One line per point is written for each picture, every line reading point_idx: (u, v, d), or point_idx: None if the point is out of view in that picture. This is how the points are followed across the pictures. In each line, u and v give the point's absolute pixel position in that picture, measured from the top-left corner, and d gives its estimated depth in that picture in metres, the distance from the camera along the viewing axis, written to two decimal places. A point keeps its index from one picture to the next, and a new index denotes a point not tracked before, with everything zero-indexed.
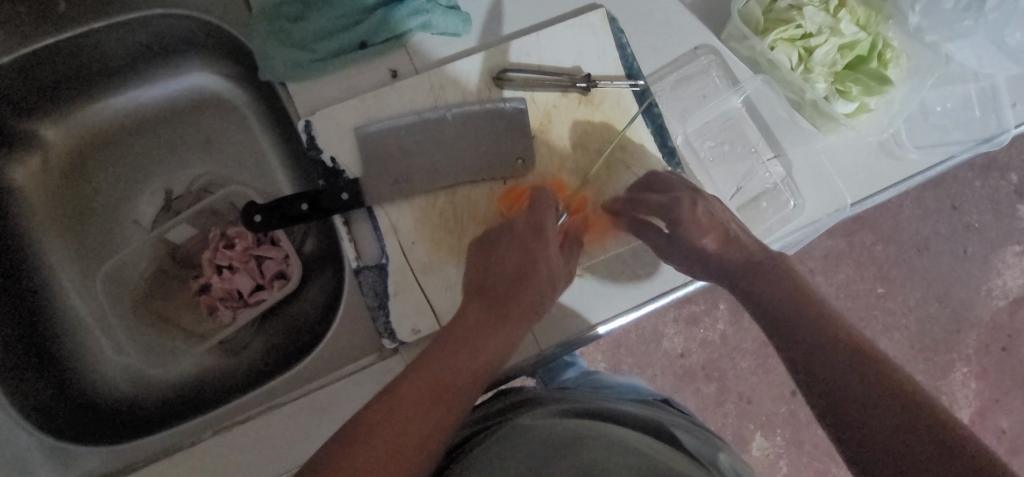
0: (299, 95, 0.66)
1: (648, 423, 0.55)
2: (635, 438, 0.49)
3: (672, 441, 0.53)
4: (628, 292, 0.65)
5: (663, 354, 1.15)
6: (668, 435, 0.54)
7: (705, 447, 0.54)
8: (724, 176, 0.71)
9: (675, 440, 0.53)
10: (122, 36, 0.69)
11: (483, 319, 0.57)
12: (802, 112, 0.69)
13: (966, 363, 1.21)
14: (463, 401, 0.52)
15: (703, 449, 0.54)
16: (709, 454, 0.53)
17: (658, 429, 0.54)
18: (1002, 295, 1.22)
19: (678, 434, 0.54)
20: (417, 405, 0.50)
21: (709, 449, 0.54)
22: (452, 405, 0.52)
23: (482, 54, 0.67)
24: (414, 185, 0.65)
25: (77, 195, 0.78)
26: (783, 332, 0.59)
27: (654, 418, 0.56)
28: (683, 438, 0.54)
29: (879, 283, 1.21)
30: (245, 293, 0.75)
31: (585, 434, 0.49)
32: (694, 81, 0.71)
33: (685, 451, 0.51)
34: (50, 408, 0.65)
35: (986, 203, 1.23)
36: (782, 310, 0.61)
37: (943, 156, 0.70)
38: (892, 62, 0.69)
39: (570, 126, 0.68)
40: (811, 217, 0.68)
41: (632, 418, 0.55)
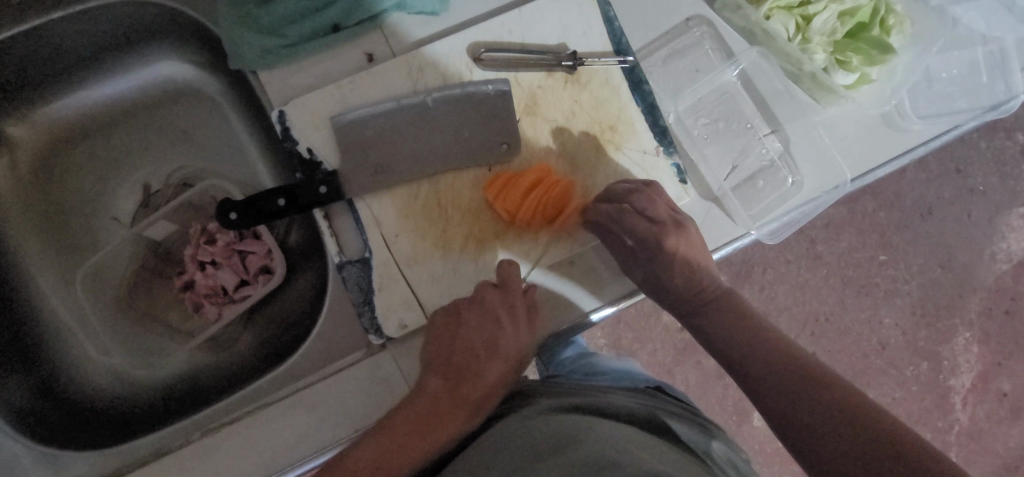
0: (271, 83, 0.63)
1: (643, 416, 0.52)
2: (627, 430, 0.46)
3: (667, 433, 0.51)
4: (616, 279, 0.64)
5: (663, 328, 1.13)
6: (663, 427, 0.51)
7: (699, 436, 0.52)
8: (719, 153, 0.67)
9: (670, 432, 0.51)
10: (83, 26, 0.66)
11: (460, 334, 0.57)
12: (800, 84, 0.66)
13: (968, 328, 1.19)
14: (453, 417, 0.55)
15: (697, 438, 0.51)
16: (703, 443, 0.51)
17: (653, 422, 0.52)
18: (1006, 259, 1.20)
19: (674, 424, 0.52)
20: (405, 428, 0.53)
21: (703, 437, 0.52)
22: (441, 424, 0.54)
23: (463, 33, 0.64)
24: (395, 175, 0.62)
25: (52, 193, 0.75)
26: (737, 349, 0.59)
27: (650, 408, 0.54)
28: (678, 428, 0.52)
29: (880, 250, 1.18)
30: (229, 289, 0.73)
31: (573, 428, 0.46)
32: (686, 55, 0.68)
33: (681, 445, 0.49)
34: (36, 413, 0.65)
35: (992, 165, 1.20)
36: (728, 333, 0.60)
37: (948, 126, 0.66)
38: (895, 28, 0.66)
39: (557, 107, 0.65)
40: (809, 195, 0.65)
41: (627, 411, 0.53)
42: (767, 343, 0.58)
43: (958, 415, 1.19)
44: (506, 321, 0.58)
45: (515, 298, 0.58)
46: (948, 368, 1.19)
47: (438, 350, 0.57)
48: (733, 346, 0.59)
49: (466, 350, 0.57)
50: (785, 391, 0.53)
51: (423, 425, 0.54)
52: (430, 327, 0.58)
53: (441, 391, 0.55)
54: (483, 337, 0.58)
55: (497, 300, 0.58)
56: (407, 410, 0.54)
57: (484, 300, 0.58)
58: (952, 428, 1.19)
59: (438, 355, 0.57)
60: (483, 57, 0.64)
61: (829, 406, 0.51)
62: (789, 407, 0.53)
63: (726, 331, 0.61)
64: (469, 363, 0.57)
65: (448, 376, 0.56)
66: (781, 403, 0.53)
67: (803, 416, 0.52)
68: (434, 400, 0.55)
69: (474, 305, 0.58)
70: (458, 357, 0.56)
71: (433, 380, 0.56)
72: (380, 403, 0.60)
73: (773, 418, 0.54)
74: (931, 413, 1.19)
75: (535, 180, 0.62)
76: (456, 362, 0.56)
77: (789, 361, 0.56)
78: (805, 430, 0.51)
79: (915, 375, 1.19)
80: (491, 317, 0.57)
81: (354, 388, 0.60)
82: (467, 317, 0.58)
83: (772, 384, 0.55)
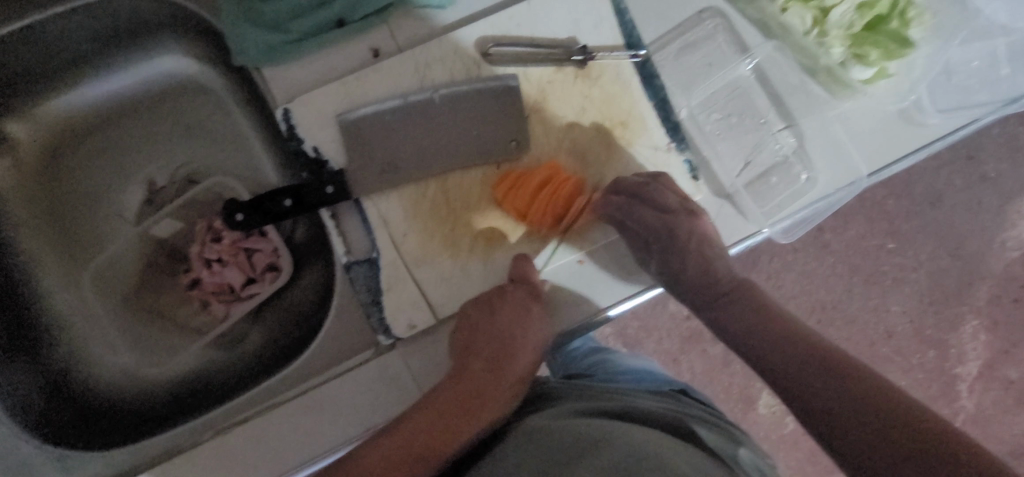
0: (275, 80, 0.62)
1: (667, 420, 0.52)
2: (653, 435, 0.46)
3: (692, 438, 0.50)
4: (631, 279, 0.63)
5: (669, 317, 1.13)
6: (687, 432, 0.51)
7: (722, 440, 0.52)
8: (731, 149, 0.65)
9: (696, 437, 0.50)
10: (83, 21, 0.64)
11: (478, 326, 0.58)
12: (815, 79, 0.65)
13: (977, 316, 1.19)
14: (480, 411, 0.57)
15: (725, 444, 0.51)
16: (727, 448, 0.50)
17: (680, 427, 0.51)
18: (1016, 247, 1.18)
19: (698, 430, 0.52)
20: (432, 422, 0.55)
21: (726, 442, 0.52)
22: (467, 418, 0.56)
23: (471, 27, 0.62)
24: (402, 174, 0.61)
25: (56, 190, 0.75)
26: (762, 348, 0.58)
27: (675, 413, 0.54)
28: (702, 432, 0.51)
29: (889, 239, 1.17)
30: (236, 287, 0.73)
31: (599, 431, 0.46)
32: (699, 48, 0.66)
33: (707, 450, 0.49)
34: (51, 413, 0.65)
35: (1004, 151, 1.18)
36: (758, 331, 0.59)
37: (966, 120, 0.65)
38: (915, 21, 0.63)
39: (567, 103, 0.63)
40: (824, 191, 0.64)
41: (650, 414, 0.52)
42: (796, 341, 0.57)
43: (963, 402, 1.19)
44: (532, 316, 0.59)
45: (538, 290, 0.59)
46: (955, 356, 1.19)
47: (468, 342, 0.58)
48: (759, 338, 0.59)
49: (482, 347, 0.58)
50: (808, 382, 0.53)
51: (452, 423, 0.56)
52: (460, 318, 0.59)
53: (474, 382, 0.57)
54: (509, 333, 0.59)
55: (524, 299, 0.58)
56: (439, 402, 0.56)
57: (510, 297, 0.58)
58: (957, 415, 1.19)
59: (468, 349, 0.58)
60: (491, 52, 0.62)
61: (859, 398, 0.50)
62: (813, 398, 0.52)
63: (748, 328, 0.60)
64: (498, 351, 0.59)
65: (476, 376, 0.57)
66: (808, 394, 0.53)
67: (832, 407, 0.51)
68: (456, 394, 0.56)
69: (503, 303, 0.57)
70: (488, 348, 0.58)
71: (467, 370, 0.58)
72: (390, 403, 0.60)
73: (800, 411, 0.53)
74: (937, 400, 1.19)
75: (544, 179, 0.61)
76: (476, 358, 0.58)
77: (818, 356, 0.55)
78: (832, 420, 0.51)
79: (921, 362, 1.18)
80: (520, 313, 0.58)
81: (363, 388, 0.59)
82: (499, 316, 0.58)
83: (797, 379, 0.54)
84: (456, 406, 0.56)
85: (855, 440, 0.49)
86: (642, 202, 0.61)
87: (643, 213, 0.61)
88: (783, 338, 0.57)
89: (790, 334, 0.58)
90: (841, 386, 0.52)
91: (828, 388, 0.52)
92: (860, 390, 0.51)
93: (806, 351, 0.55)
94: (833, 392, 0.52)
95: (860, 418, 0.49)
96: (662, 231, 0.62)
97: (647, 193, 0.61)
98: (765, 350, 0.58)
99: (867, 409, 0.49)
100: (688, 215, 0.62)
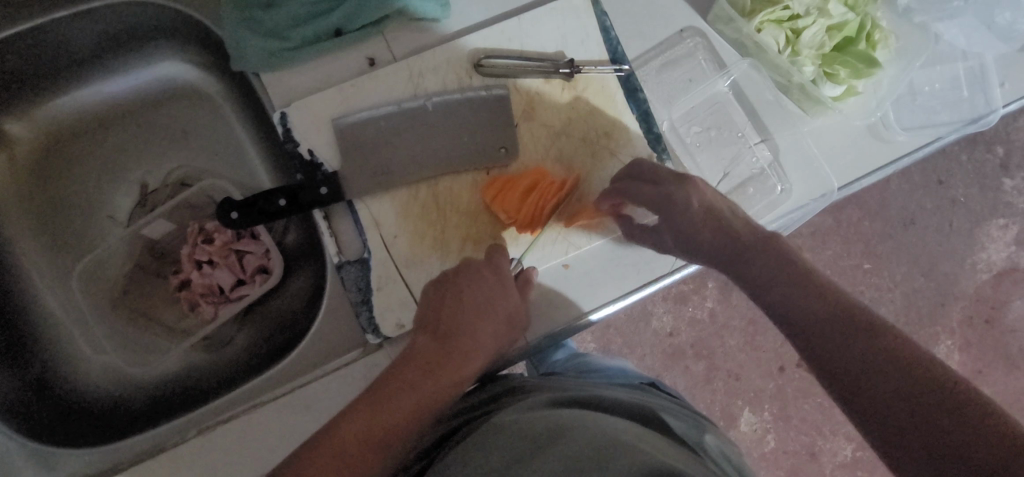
0: (273, 86, 0.64)
1: (637, 409, 0.54)
2: (624, 424, 0.48)
3: (664, 426, 0.52)
4: (616, 282, 0.65)
5: (652, 333, 1.15)
6: (658, 421, 0.53)
7: (691, 428, 0.54)
8: (710, 161, 0.69)
9: (667, 426, 0.52)
10: (86, 25, 0.66)
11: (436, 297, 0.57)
12: (789, 95, 0.68)
13: (950, 335, 1.22)
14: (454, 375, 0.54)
15: (691, 432, 0.53)
16: (697, 436, 0.53)
17: (649, 416, 0.53)
18: (986, 268, 1.23)
19: (669, 420, 0.54)
20: (392, 396, 0.52)
21: (695, 430, 0.54)
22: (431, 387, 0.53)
23: (464, 40, 0.65)
24: (394, 177, 0.63)
25: (49, 191, 0.75)
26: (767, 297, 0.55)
27: (646, 403, 0.56)
28: (672, 423, 0.53)
29: (865, 259, 1.21)
30: (226, 288, 0.74)
31: (570, 422, 0.47)
32: (680, 65, 0.69)
33: (678, 438, 0.51)
34: (33, 412, 0.65)
35: (972, 177, 1.24)
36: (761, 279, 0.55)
37: (931, 138, 0.69)
38: (880, 43, 0.68)
39: (555, 112, 0.66)
40: (798, 202, 0.67)
41: (620, 405, 0.54)
42: (803, 290, 0.52)
43: None
44: (494, 283, 0.58)
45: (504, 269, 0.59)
46: None
47: (426, 313, 0.57)
48: (771, 288, 0.54)
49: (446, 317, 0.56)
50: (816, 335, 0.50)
51: (412, 385, 0.53)
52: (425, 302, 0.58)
53: (430, 349, 0.55)
54: (474, 296, 0.57)
55: (484, 270, 0.58)
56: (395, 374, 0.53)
57: (469, 266, 0.58)
58: None
59: (427, 318, 0.57)
60: (483, 63, 0.65)
61: (876, 355, 0.46)
62: (827, 356, 0.48)
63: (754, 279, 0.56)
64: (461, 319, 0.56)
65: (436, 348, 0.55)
66: (817, 342, 0.49)
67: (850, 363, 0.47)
68: (420, 362, 0.54)
69: (461, 276, 0.58)
70: (447, 315, 0.56)
71: (420, 338, 0.56)
72: None
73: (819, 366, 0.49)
74: None
75: (532, 183, 0.64)
76: (439, 329, 0.56)
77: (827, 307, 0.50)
78: (836, 373, 0.48)
79: None
80: (478, 278, 0.58)
81: (350, 387, 0.61)
82: (457, 283, 0.57)
83: (806, 328, 0.51)
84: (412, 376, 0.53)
85: (858, 392, 0.46)
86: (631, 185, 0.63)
87: (631, 185, 0.63)
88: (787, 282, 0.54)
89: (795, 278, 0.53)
90: (852, 341, 0.48)
91: (839, 348, 0.48)
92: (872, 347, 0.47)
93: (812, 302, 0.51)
94: (844, 345, 0.48)
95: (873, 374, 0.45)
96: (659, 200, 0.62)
97: (630, 178, 0.64)
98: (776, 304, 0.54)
99: (879, 369, 0.45)
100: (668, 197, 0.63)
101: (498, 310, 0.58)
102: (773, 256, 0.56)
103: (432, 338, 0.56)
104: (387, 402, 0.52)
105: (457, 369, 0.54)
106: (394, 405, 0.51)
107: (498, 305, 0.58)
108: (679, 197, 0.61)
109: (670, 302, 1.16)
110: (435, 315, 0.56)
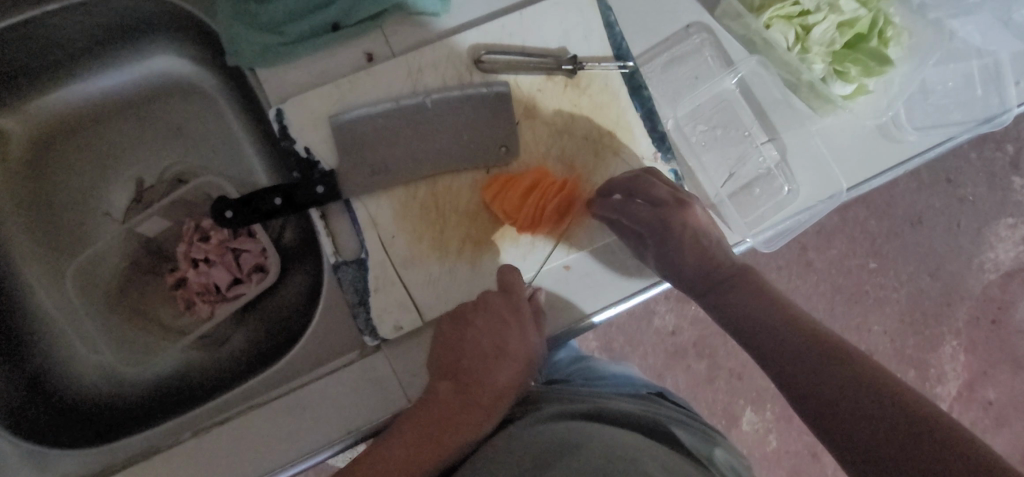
0: (269, 81, 0.62)
1: (646, 422, 0.53)
2: (632, 437, 0.47)
3: (672, 441, 0.51)
4: (617, 284, 0.64)
5: (654, 332, 1.14)
6: (667, 434, 0.52)
7: (699, 440, 0.53)
8: (716, 161, 0.68)
9: (677, 439, 0.52)
10: (79, 18, 0.65)
11: (450, 334, 0.57)
12: (798, 93, 0.67)
13: (956, 336, 1.21)
14: (476, 418, 0.54)
15: (700, 445, 0.53)
16: (705, 449, 0.52)
17: (658, 430, 0.52)
18: (993, 269, 1.21)
19: (678, 433, 0.53)
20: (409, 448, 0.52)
21: (702, 442, 0.53)
22: (448, 438, 0.52)
23: (464, 35, 0.64)
24: (393, 176, 0.62)
25: (43, 187, 0.74)
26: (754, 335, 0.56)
27: (655, 415, 0.55)
28: (681, 436, 0.53)
29: (871, 258, 1.19)
30: (222, 287, 0.73)
31: (578, 437, 0.46)
32: (686, 61, 0.68)
33: (687, 452, 0.50)
34: (27, 412, 0.64)
35: (981, 176, 1.22)
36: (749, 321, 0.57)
37: (943, 138, 0.67)
38: (893, 41, 0.66)
39: (557, 110, 0.65)
40: (806, 203, 0.65)
41: (628, 417, 0.53)
42: (786, 332, 0.54)
43: None
44: (512, 326, 0.58)
45: (522, 303, 0.58)
46: (934, 375, 1.21)
47: (443, 353, 0.57)
48: (757, 330, 0.56)
49: (466, 363, 0.56)
50: (805, 365, 0.51)
51: (430, 434, 0.52)
52: (437, 337, 0.58)
53: (450, 398, 0.54)
54: (497, 337, 0.57)
55: (502, 308, 0.58)
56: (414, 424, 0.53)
57: (487, 305, 0.58)
58: None
59: (445, 362, 0.57)
60: (483, 59, 0.64)
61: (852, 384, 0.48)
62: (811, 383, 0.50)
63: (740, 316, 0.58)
64: (477, 365, 0.56)
65: (451, 398, 0.54)
66: (805, 378, 0.51)
67: (829, 390, 0.49)
68: (439, 410, 0.53)
69: (478, 312, 0.58)
70: (466, 362, 0.56)
71: (440, 384, 0.55)
72: (374, 406, 0.59)
73: (795, 398, 0.51)
74: None
75: (533, 183, 0.62)
76: (455, 371, 0.56)
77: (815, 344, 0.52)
78: (827, 407, 0.49)
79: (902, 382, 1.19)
80: (496, 322, 0.57)
81: (347, 389, 0.59)
82: (472, 326, 0.57)
83: (793, 367, 0.52)
84: (432, 428, 0.52)
85: (847, 430, 0.47)
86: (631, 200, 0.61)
87: (636, 206, 0.61)
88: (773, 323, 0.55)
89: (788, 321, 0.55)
90: (840, 373, 0.49)
91: (822, 373, 0.50)
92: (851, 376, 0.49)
93: (796, 340, 0.53)
94: (831, 376, 0.50)
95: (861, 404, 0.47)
96: (654, 223, 0.61)
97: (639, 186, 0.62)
98: (760, 345, 0.56)
99: (868, 399, 0.47)
100: (677, 205, 0.61)
101: (513, 356, 0.57)
102: (765, 297, 0.58)
103: (449, 382, 0.55)
104: (404, 450, 0.52)
105: (476, 421, 0.54)
106: (415, 456, 0.51)
107: (513, 351, 0.57)
108: (675, 219, 0.60)
109: (673, 301, 1.14)
110: (454, 361, 0.56)
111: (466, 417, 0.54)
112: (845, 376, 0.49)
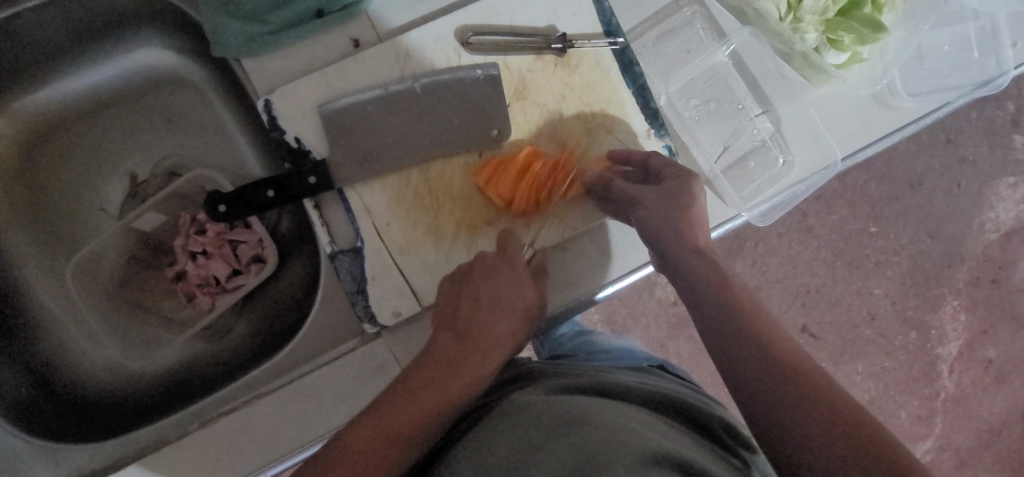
0: (255, 71, 0.62)
1: (649, 393, 0.54)
2: (634, 412, 0.48)
3: (678, 413, 0.53)
4: (613, 263, 0.63)
5: (657, 303, 1.14)
6: (671, 408, 0.53)
7: (703, 406, 0.55)
8: (710, 135, 0.67)
9: (684, 412, 0.53)
10: (60, 13, 0.64)
11: (450, 293, 0.57)
12: (791, 63, 0.65)
13: (956, 296, 1.21)
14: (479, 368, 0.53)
15: (705, 415, 0.53)
16: (711, 415, 0.54)
17: (664, 402, 0.53)
18: (994, 228, 1.21)
19: (683, 406, 0.54)
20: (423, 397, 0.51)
21: (706, 408, 0.55)
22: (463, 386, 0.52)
23: (451, 17, 0.63)
24: (385, 163, 0.61)
25: (37, 187, 0.74)
26: (710, 332, 0.52)
27: (659, 389, 0.56)
28: (686, 409, 0.53)
29: (871, 222, 1.19)
30: (222, 279, 0.73)
31: (581, 412, 0.46)
32: (678, 35, 0.67)
33: (694, 426, 0.52)
34: (39, 411, 0.65)
35: (982, 135, 1.21)
36: (713, 312, 0.52)
37: (939, 103, 0.66)
38: (887, 6, 0.65)
39: (549, 90, 0.64)
40: (801, 175, 0.65)
41: (633, 391, 0.54)
42: (752, 337, 0.50)
43: (944, 382, 1.20)
44: (507, 275, 0.57)
45: (516, 257, 0.58)
46: (935, 336, 1.21)
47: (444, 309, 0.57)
48: (707, 299, 0.53)
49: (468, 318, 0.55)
50: (742, 345, 0.50)
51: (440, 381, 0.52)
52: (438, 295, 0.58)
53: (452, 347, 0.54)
54: (496, 291, 0.56)
55: (505, 269, 0.57)
56: (419, 382, 0.52)
57: (486, 262, 0.58)
58: (938, 395, 1.20)
59: (449, 318, 0.56)
60: (471, 41, 0.63)
61: (778, 369, 0.48)
62: (740, 372, 0.49)
63: (700, 306, 0.54)
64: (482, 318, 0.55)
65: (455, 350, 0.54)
66: (737, 364, 0.50)
67: (756, 377, 0.48)
68: (444, 361, 0.53)
69: (484, 271, 0.57)
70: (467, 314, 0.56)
71: (442, 338, 0.55)
72: (378, 390, 0.60)
73: (727, 380, 0.50)
74: (919, 381, 1.20)
75: (524, 166, 0.62)
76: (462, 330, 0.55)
77: (775, 361, 0.48)
78: (761, 394, 0.47)
79: (902, 344, 1.20)
80: (493, 274, 0.57)
81: (349, 376, 0.60)
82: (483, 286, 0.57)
83: (733, 350, 0.50)
84: (435, 374, 0.52)
85: (773, 414, 0.46)
86: (635, 168, 0.62)
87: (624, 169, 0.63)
88: (736, 312, 0.52)
89: (749, 330, 0.50)
90: (795, 399, 0.46)
91: (749, 358, 0.49)
92: (775, 360, 0.48)
93: (758, 347, 0.49)
94: (760, 364, 0.48)
95: (813, 429, 0.44)
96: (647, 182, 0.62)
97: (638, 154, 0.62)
98: (707, 327, 0.53)
99: (795, 396, 0.46)
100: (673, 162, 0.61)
101: (517, 307, 0.56)
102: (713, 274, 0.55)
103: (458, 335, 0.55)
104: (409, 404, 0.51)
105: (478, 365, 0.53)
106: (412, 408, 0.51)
107: (515, 302, 0.56)
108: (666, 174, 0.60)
109: None
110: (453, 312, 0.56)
111: (472, 362, 0.53)
112: (804, 401, 0.45)
